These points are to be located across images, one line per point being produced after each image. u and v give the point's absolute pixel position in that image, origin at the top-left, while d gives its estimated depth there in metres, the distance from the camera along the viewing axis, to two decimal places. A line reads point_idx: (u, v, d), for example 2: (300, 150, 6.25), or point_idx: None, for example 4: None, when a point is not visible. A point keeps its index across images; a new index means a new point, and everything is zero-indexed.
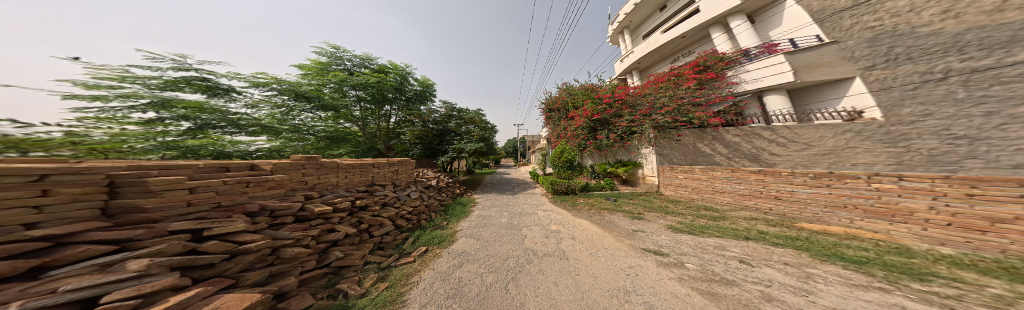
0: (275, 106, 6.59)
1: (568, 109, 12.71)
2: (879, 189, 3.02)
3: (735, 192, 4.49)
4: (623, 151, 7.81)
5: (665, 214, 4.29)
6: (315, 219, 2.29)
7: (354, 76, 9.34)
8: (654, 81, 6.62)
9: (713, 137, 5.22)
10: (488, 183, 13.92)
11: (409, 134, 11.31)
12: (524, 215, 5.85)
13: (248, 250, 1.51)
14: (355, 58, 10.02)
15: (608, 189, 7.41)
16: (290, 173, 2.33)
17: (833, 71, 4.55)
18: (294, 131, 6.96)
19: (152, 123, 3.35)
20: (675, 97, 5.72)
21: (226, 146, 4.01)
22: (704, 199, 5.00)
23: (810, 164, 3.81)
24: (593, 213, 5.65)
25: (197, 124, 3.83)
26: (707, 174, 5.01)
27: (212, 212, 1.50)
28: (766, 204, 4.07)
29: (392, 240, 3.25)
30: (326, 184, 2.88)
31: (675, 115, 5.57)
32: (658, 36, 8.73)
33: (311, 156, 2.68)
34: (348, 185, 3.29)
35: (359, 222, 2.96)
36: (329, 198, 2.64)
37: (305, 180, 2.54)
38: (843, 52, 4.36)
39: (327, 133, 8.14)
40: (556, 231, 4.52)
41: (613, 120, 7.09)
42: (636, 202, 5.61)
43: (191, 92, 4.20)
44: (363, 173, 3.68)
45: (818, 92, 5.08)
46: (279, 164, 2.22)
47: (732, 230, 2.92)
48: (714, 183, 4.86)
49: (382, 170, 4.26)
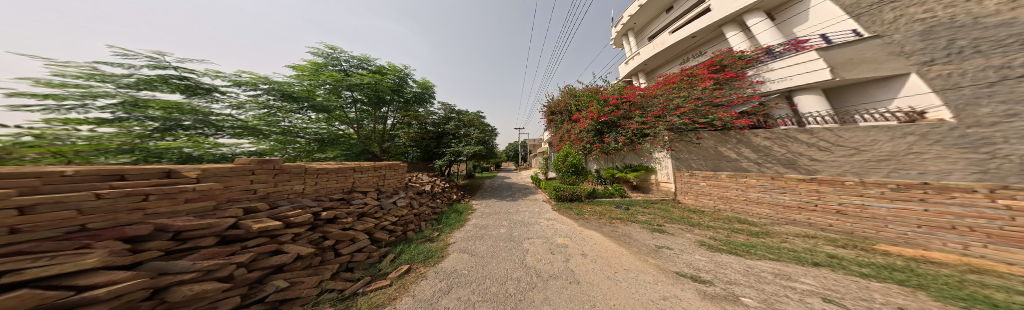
0: (258, 105, 6.15)
1: (572, 111, 12.46)
2: (1010, 208, 2.30)
3: (778, 203, 4.01)
4: (634, 155, 7.44)
5: (688, 227, 3.79)
6: (253, 238, 1.83)
7: (350, 77, 9.10)
8: (665, 81, 6.37)
9: (736, 141, 4.82)
10: (488, 188, 13.45)
11: (404, 137, 10.76)
12: (526, 225, 5.33)
13: (95, 299, 1.00)
14: (354, 60, 9.83)
15: (617, 195, 7.05)
16: (230, 180, 1.90)
17: (879, 67, 4.06)
18: (283, 133, 6.50)
19: (115, 122, 2.86)
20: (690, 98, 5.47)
21: (210, 148, 3.54)
22: (734, 210, 4.54)
23: (863, 172, 3.29)
24: (603, 223, 5.19)
25: (165, 125, 3.23)
26: (738, 182, 4.55)
27: (49, 243, 1.02)
28: (823, 220, 3.51)
29: (365, 259, 2.71)
30: (286, 193, 2.44)
31: (692, 116, 5.24)
32: (665, 37, 8.52)
33: (267, 160, 2.25)
34: (319, 193, 2.88)
35: (323, 238, 2.46)
36: (283, 209, 2.19)
37: (255, 188, 2.13)
38: (890, 47, 3.90)
39: (318, 135, 7.75)
40: (563, 245, 4.00)
41: (623, 122, 6.89)
42: (652, 212, 5.13)
43: (169, 91, 3.82)
44: (342, 178, 3.27)
45: (861, 92, 4.68)
46: (210, 169, 1.77)
47: (786, 250, 2.39)
48: (748, 192, 4.39)
49: (367, 174, 3.83)
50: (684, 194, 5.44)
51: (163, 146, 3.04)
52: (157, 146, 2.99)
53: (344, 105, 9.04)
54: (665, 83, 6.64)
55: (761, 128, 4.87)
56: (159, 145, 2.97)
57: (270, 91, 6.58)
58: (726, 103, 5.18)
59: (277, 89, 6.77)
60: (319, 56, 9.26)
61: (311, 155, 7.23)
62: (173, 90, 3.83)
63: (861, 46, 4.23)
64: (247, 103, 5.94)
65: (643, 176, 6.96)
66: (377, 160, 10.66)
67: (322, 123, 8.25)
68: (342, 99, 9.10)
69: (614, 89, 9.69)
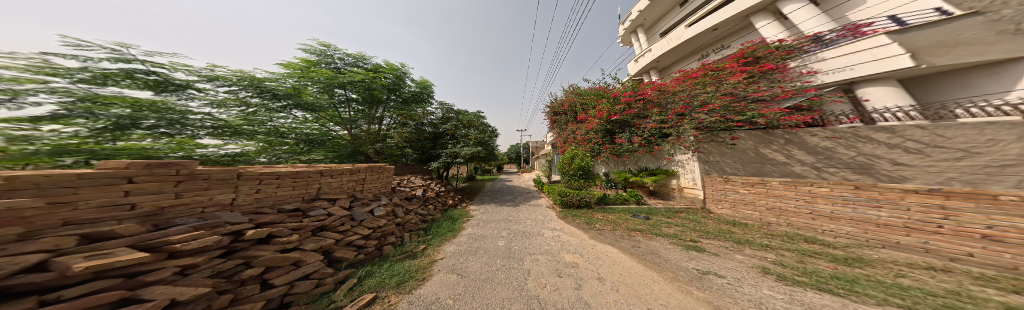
0: (235, 100, 5.56)
1: (578, 112, 11.94)
2: None
3: (874, 220, 3.01)
4: (651, 158, 6.98)
5: (733, 245, 3.07)
6: (82, 282, 1.03)
7: (342, 75, 9.12)
8: (688, 76, 6.35)
9: (784, 141, 4.33)
10: (489, 192, 13.00)
11: (396, 137, 10.24)
12: (528, 238, 5.27)
13: None
14: (348, 58, 9.82)
15: (632, 202, 6.73)
16: (78, 193, 1.14)
17: (987, 50, 3.64)
18: (272, 134, 6.17)
19: (53, 119, 2.26)
20: (720, 94, 5.04)
21: (195, 150, 3.21)
22: (790, 225, 3.73)
23: (976, 180, 2.71)
24: (620, 236, 4.77)
25: (119, 123, 2.66)
26: (800, 190, 3.70)
27: None
28: (954, 247, 2.44)
29: (311, 289, 2.05)
30: (199, 207, 1.71)
31: (724, 113, 4.70)
32: (681, 31, 8.17)
33: (164, 163, 1.52)
34: (272, 202, 2.35)
35: (244, 266, 1.79)
36: (180, 231, 1.45)
37: (134, 203, 1.36)
38: (998, 25, 3.44)
39: (308, 135, 7.33)
40: (573, 264, 3.44)
41: (636, 122, 7.02)
42: (680, 224, 4.47)
43: (134, 88, 3.19)
44: (300, 185, 2.67)
45: (962, 79, 4.30)
46: (21, 177, 1.00)
47: (904, 288, 1.67)
48: (815, 204, 3.54)
49: (339, 179, 3.30)
50: (720, 203, 4.79)
51: (124, 148, 2.58)
52: (116, 148, 2.54)
53: (335, 104, 8.79)
54: (687, 78, 6.44)
55: (819, 126, 4.23)
56: (122, 146, 2.54)
57: (251, 87, 6.05)
58: (768, 98, 4.47)
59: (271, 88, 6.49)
60: (312, 53, 9.14)
61: (299, 157, 6.74)
62: (138, 87, 3.22)
63: (955, 26, 3.76)
64: (225, 100, 5.36)
65: (662, 181, 6.44)
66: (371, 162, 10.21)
67: (314, 122, 8.01)
68: (334, 98, 9.04)
69: (623, 87, 9.13)
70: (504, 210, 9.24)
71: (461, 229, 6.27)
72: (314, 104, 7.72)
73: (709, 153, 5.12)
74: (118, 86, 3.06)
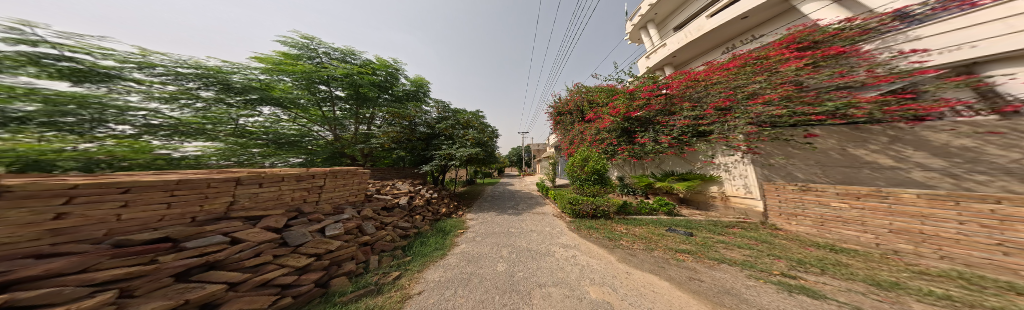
0: (208, 100, 4.98)
1: (586, 111, 11.29)
2: None
3: None
4: (679, 160, 6.55)
5: (871, 290, 2.06)
6: None
7: (327, 70, 8.48)
8: (725, 65, 5.67)
9: (888, 139, 3.81)
10: (489, 197, 12.05)
11: (383, 137, 9.19)
12: (536, 260, 4.44)
13: None
14: (335, 53, 9.13)
15: (662, 211, 6.24)
16: None
17: None
18: (238, 136, 5.32)
19: None
20: (775, 82, 4.26)
21: (147, 153, 3.15)
22: (952, 259, 2.66)
23: None
24: (663, 259, 3.96)
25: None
26: (975, 208, 2.59)
27: None
28: None
29: None
30: None
31: (784, 105, 3.91)
32: (703, 22, 7.85)
33: None
34: (119, 229, 1.63)
35: None
36: None
37: None
38: None
39: (282, 135, 6.53)
40: (606, 302, 2.65)
41: (662, 119, 6.71)
42: (741, 244, 3.67)
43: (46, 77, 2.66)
44: (176, 202, 1.95)
45: None
46: None
47: None
48: (1005, 232, 2.38)
49: (262, 190, 2.69)
50: (807, 219, 4.01)
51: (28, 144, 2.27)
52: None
53: (318, 101, 8.34)
54: (723, 68, 5.80)
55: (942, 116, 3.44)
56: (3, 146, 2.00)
57: (204, 78, 5.06)
58: (859, 86, 3.51)
59: (241, 83, 5.75)
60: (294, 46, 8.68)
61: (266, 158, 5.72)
62: (54, 76, 2.69)
63: None
64: (163, 93, 4.23)
65: (698, 188, 6.03)
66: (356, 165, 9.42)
67: (291, 121, 7.33)
68: (315, 95, 8.37)
69: (637, 83, 8.46)
70: (507, 218, 8.31)
71: (454, 244, 5.26)
72: (278, 98, 6.64)
73: (769, 154, 4.85)
74: (27, 76, 2.52)
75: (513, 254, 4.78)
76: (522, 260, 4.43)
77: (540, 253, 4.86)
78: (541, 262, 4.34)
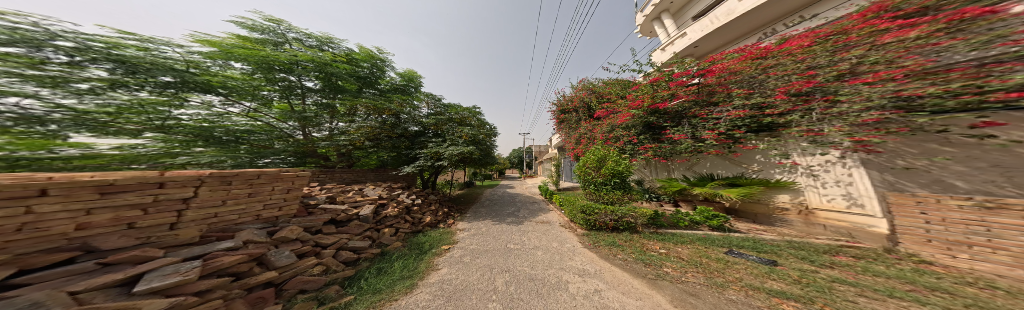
0: (104, 84, 3.50)
1: (595, 107, 10.24)
2: None
3: None
4: (728, 164, 5.55)
5: None
6: None
7: (294, 55, 6.98)
8: (786, 45, 4.77)
9: None
10: (486, 202, 10.47)
11: (354, 134, 7.35)
12: (542, 297, 2.96)
13: None
14: (309, 40, 7.96)
15: (708, 224, 5.16)
16: None
17: None
18: (155, 130, 3.98)
19: None
20: (875, 61, 3.34)
21: (45, 148, 2.79)
22: None
23: None
24: (742, 298, 2.69)
25: None
26: None
27: None
28: None
29: None
30: None
31: (910, 83, 2.88)
32: (733, 5, 7.06)
33: None
34: None
35: None
36: None
37: None
38: None
39: (202, 131, 4.71)
40: None
41: (699, 112, 5.72)
42: (869, 284, 2.44)
43: None
44: None
45: None
46: None
47: None
48: None
49: None
50: (1004, 254, 2.48)
51: None
52: None
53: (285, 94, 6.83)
54: (779, 48, 4.91)
55: None
56: None
57: (82, 51, 3.35)
58: None
59: (153, 62, 4.15)
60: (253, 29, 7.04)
61: (161, 156, 3.89)
62: None
63: None
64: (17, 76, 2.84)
65: (759, 197, 5.06)
66: (327, 166, 7.61)
67: (245, 116, 5.77)
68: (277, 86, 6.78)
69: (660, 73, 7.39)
70: (504, 228, 6.76)
71: (431, 269, 3.90)
72: (208, 81, 4.94)
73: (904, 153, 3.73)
74: None
75: (509, 286, 3.27)
76: (523, 298, 2.91)
77: (548, 284, 3.36)
78: (549, 301, 2.83)
